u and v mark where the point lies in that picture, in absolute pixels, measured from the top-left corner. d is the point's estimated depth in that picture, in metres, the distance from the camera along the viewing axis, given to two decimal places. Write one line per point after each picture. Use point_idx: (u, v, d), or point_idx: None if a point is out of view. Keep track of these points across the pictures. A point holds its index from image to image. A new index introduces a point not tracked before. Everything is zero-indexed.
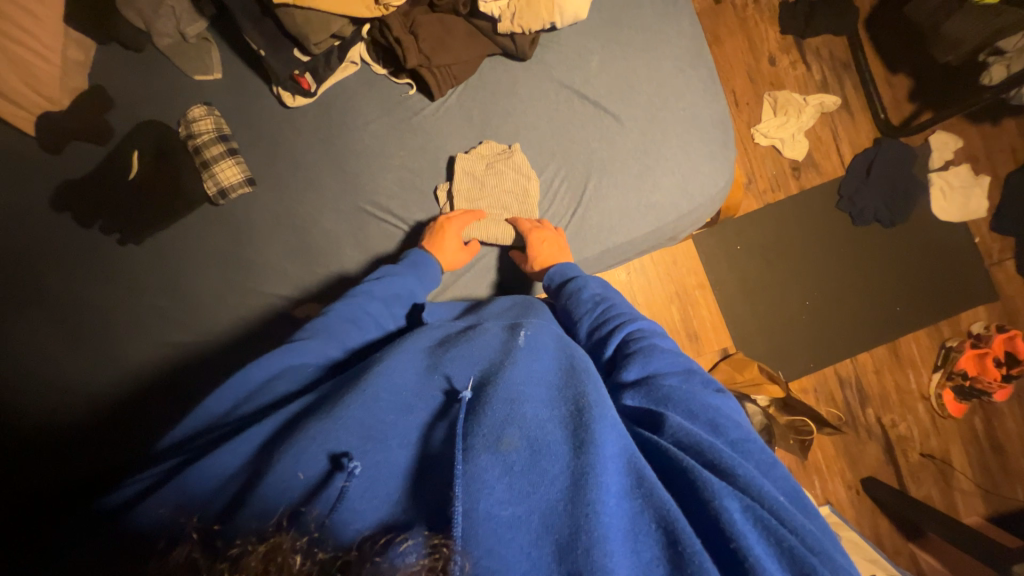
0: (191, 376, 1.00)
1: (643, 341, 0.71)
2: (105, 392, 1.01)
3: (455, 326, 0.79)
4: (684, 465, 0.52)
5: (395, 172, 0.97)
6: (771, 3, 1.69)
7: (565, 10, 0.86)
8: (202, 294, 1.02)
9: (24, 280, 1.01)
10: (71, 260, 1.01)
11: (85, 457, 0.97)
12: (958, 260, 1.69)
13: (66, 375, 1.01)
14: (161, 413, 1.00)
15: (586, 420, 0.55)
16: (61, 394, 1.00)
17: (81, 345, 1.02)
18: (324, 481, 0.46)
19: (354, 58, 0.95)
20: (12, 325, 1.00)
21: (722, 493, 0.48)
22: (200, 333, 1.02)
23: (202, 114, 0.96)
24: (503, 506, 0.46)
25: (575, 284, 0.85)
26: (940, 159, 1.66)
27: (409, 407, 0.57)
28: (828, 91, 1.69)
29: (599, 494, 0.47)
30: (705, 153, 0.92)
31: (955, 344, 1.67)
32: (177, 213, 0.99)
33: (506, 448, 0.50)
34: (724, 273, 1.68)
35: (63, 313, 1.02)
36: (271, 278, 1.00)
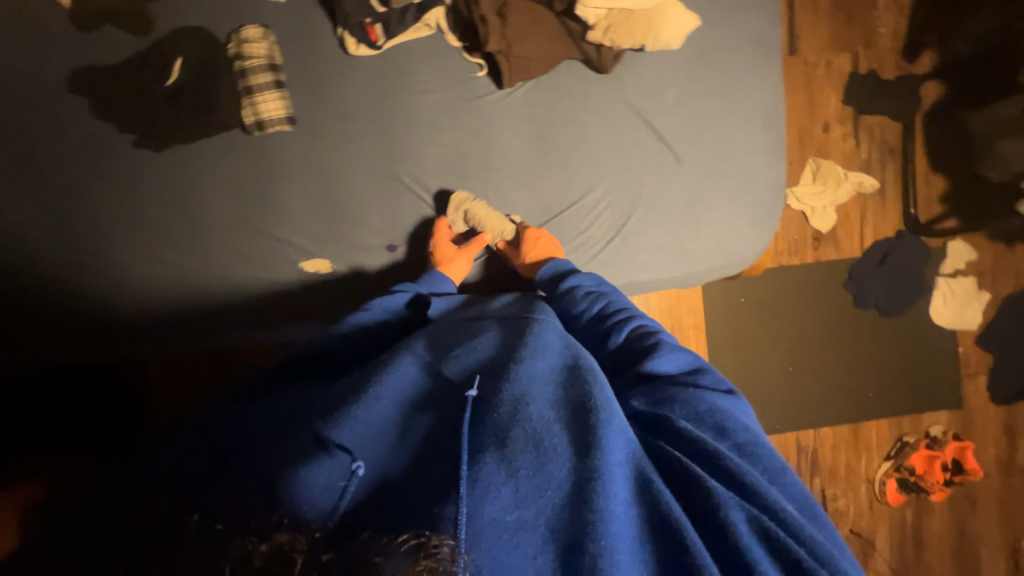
0: (186, 301, 0.98)
1: (649, 337, 0.73)
2: (96, 300, 0.98)
3: (467, 319, 0.79)
4: (692, 474, 0.54)
5: (442, 150, 0.93)
6: (841, 70, 1.67)
7: (660, 36, 0.82)
8: (214, 221, 0.97)
9: (31, 160, 0.95)
10: (82, 153, 0.95)
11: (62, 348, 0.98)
12: (938, 364, 1.75)
13: (50, 267, 0.96)
14: (151, 332, 0.99)
15: (592, 423, 0.54)
16: (43, 285, 0.96)
17: (71, 241, 0.96)
18: (327, 478, 0.50)
19: (429, 22, 0.90)
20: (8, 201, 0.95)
21: (728, 504, 0.51)
22: (201, 260, 0.98)
23: (256, 37, 0.90)
24: (509, 510, 0.47)
25: (569, 281, 0.84)
26: (951, 265, 1.70)
27: (407, 406, 0.60)
28: (869, 172, 1.70)
29: (605, 501, 0.48)
30: (752, 215, 0.91)
31: (911, 440, 1.75)
32: (205, 131, 0.93)
33: (511, 450, 0.51)
34: (721, 321, 1.71)
35: (59, 203, 0.96)
36: (289, 223, 0.97)
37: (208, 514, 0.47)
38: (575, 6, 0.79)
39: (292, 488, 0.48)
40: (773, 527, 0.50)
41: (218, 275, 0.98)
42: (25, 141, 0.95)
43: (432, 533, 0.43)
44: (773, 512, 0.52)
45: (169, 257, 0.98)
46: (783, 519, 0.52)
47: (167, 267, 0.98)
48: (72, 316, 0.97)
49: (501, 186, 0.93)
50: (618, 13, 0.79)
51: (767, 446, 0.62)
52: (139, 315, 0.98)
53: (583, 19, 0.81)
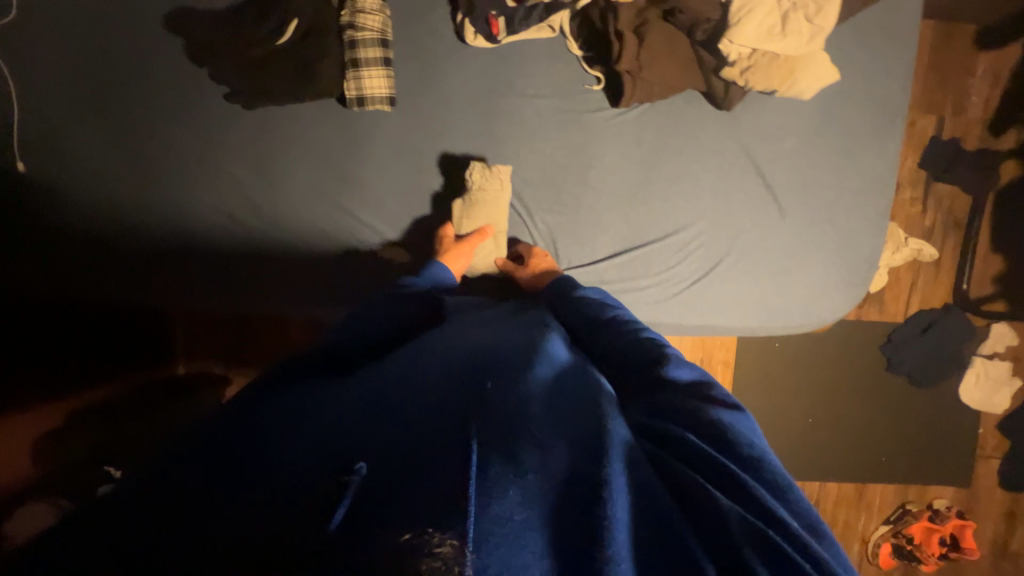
0: (254, 265, 0.94)
1: (657, 349, 0.67)
2: (167, 244, 0.94)
3: (469, 326, 0.73)
4: (700, 488, 0.46)
5: (541, 160, 0.90)
6: (924, 132, 1.63)
7: (797, 84, 0.78)
8: (293, 188, 0.93)
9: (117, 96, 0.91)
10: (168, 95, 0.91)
11: (122, 284, 0.94)
12: (955, 440, 1.76)
13: (125, 202, 0.93)
14: (213, 288, 0.94)
15: (597, 433, 0.48)
16: (116, 219, 0.93)
17: (150, 179, 0.93)
18: (312, 468, 0.41)
19: (554, 24, 0.85)
20: (85, 132, 0.91)
21: (733, 521, 0.43)
22: (275, 225, 0.94)
23: (372, 7, 0.84)
24: (517, 509, 0.40)
25: (578, 290, 0.82)
26: (989, 347, 1.70)
27: (392, 388, 0.54)
28: (930, 240, 1.67)
29: (612, 509, 0.41)
30: (843, 281, 0.89)
31: (914, 509, 1.77)
32: (297, 95, 0.88)
33: (519, 453, 0.44)
34: (752, 363, 1.70)
35: (136, 142, 0.92)
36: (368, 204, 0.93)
37: (190, 506, 0.39)
38: (718, 39, 0.75)
39: (289, 479, 0.41)
40: (792, 553, 0.42)
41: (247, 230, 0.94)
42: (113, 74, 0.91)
43: (436, 527, 0.35)
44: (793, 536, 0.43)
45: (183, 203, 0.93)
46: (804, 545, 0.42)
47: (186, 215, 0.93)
48: (80, 255, 0.93)
49: (595, 208, 0.91)
50: (762, 55, 0.75)
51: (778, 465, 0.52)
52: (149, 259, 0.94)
53: (723, 54, 0.77)
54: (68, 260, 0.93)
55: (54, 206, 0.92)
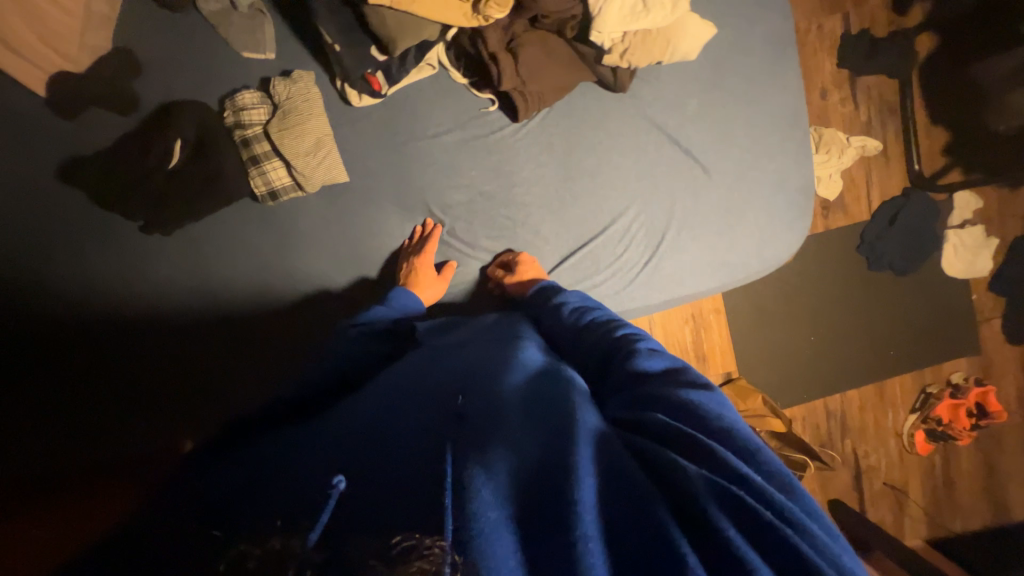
0: (234, 388, 0.90)
1: (635, 342, 0.63)
2: (153, 394, 0.90)
3: (439, 344, 0.70)
4: (665, 460, 0.43)
5: (464, 192, 0.90)
6: (833, 32, 1.63)
7: (678, 49, 0.80)
8: (258, 308, 0.91)
9: (29, 265, 0.87)
10: (82, 247, 0.88)
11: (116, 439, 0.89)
12: (953, 314, 1.78)
13: (105, 375, 0.89)
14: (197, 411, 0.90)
15: (562, 417, 0.47)
16: (98, 389, 0.89)
17: (122, 347, 0.90)
18: (314, 494, 0.44)
19: (432, 61, 0.85)
20: (10, 314, 0.87)
21: (707, 494, 0.39)
22: (249, 342, 0.90)
23: (254, 102, 0.85)
24: (489, 507, 0.39)
25: (557, 298, 0.78)
26: (958, 216, 1.72)
27: (363, 424, 0.52)
28: (870, 133, 1.69)
29: (580, 491, 0.39)
30: (785, 218, 0.90)
31: (935, 391, 1.80)
32: (211, 206, 0.87)
33: (491, 453, 0.43)
34: (741, 302, 1.72)
35: (66, 306, 0.88)
36: (319, 298, 0.91)
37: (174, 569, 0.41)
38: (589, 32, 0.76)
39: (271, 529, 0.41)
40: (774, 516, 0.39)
41: (191, 320, 0.90)
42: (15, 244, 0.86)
43: (424, 532, 0.38)
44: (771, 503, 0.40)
45: (113, 309, 0.89)
46: (791, 517, 0.39)
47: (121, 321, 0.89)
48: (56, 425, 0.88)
49: (528, 222, 0.90)
50: (634, 34, 0.77)
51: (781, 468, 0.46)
52: (93, 371, 0.89)
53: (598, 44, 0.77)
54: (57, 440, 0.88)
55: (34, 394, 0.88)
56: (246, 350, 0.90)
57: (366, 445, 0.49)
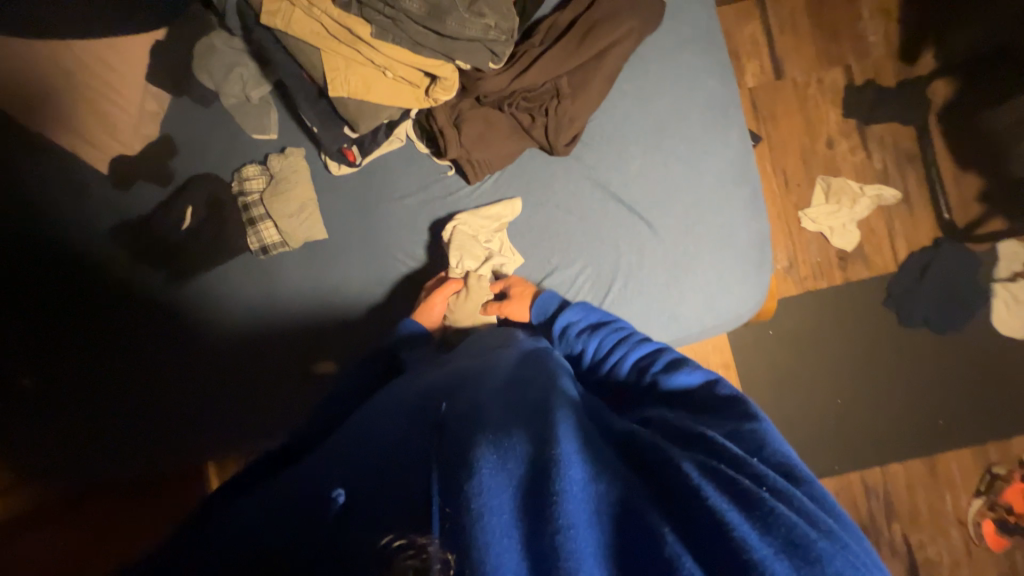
0: (251, 423, 1.02)
1: (648, 369, 0.74)
2: (186, 413, 1.04)
3: (430, 365, 0.77)
4: (658, 459, 0.50)
5: (423, 246, 1.00)
6: (835, 85, 1.62)
7: (579, 121, 0.89)
8: (269, 349, 1.03)
9: (90, 301, 1.07)
10: (116, 305, 1.07)
11: (154, 449, 1.04)
12: (1014, 379, 1.55)
13: (146, 388, 1.05)
14: (223, 437, 1.03)
15: (539, 421, 0.54)
16: (145, 399, 1.05)
17: (160, 366, 1.05)
18: (311, 508, 0.49)
19: (400, 135, 0.98)
20: (67, 343, 1.07)
21: (701, 480, 0.46)
22: (264, 380, 1.02)
23: (255, 173, 1.02)
24: (491, 491, 0.45)
25: (560, 322, 0.84)
26: (1007, 269, 1.54)
27: (361, 442, 0.58)
28: (888, 182, 1.60)
29: (561, 484, 0.45)
30: (738, 273, 0.90)
31: (1002, 472, 1.53)
32: (217, 258, 1.03)
33: (500, 445, 0.50)
34: (751, 359, 1.62)
35: (113, 336, 1.06)
36: (308, 349, 1.02)
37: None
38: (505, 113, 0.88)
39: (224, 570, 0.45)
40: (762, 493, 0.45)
41: (206, 370, 1.04)
42: (73, 290, 1.08)
43: (420, 534, 0.43)
44: (759, 480, 0.49)
45: (161, 346, 1.05)
46: (784, 496, 0.47)
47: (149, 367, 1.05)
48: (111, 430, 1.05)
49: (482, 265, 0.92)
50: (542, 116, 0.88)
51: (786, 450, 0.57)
52: (142, 400, 1.05)
53: (519, 121, 0.89)
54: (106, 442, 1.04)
55: (94, 397, 1.05)
56: (263, 390, 1.02)
57: (360, 451, 0.56)
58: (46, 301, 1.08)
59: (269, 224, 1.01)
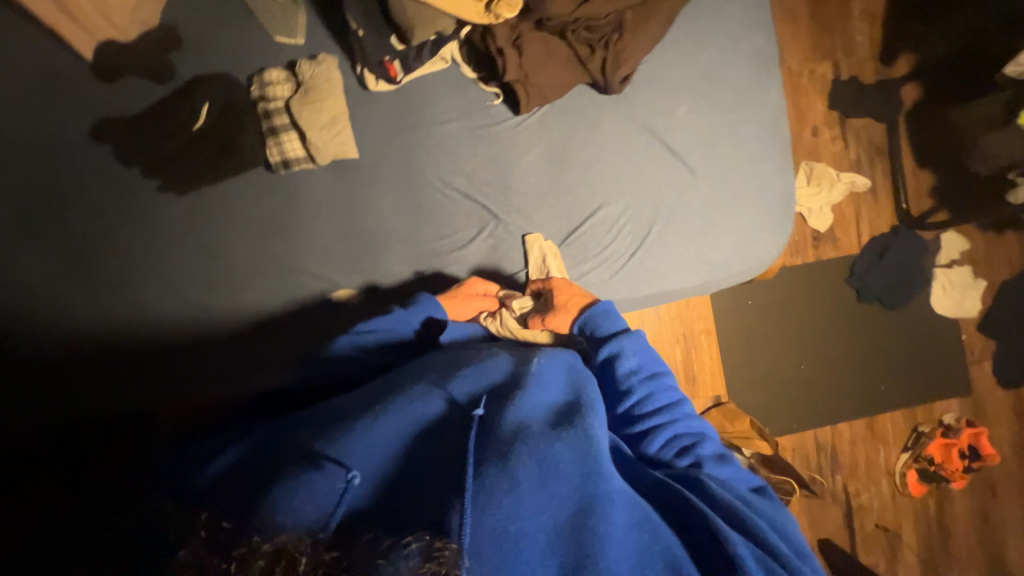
0: (243, 356, 0.96)
1: (690, 435, 0.74)
2: (152, 353, 0.95)
3: (465, 346, 0.77)
4: (694, 512, 0.59)
5: (462, 176, 0.96)
6: (824, 77, 1.75)
7: (635, 59, 0.90)
8: (280, 278, 0.97)
9: (62, 211, 0.94)
10: (79, 225, 0.94)
11: (107, 396, 0.93)
12: (941, 352, 1.80)
13: (107, 323, 0.94)
14: (202, 374, 0.95)
15: (582, 450, 0.57)
16: (102, 339, 0.94)
17: (120, 298, 0.95)
18: (326, 484, 0.49)
19: (445, 55, 0.93)
20: (20, 261, 0.93)
21: (738, 548, 0.56)
22: (266, 309, 0.97)
23: (279, 79, 0.92)
24: (527, 518, 0.50)
25: (609, 352, 0.79)
26: (946, 256, 1.77)
27: (418, 433, 0.58)
28: (860, 172, 1.76)
29: (597, 528, 0.52)
30: (767, 223, 0.95)
31: (926, 429, 1.78)
32: (228, 170, 0.94)
33: (545, 469, 0.53)
34: (732, 326, 1.74)
35: (80, 259, 0.94)
36: (323, 277, 0.97)
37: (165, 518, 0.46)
38: (566, 40, 0.87)
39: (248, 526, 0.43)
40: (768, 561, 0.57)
41: (191, 313, 0.96)
42: (30, 206, 0.93)
43: (434, 537, 0.43)
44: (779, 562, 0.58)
45: (122, 284, 0.95)
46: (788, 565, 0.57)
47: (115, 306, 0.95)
48: (53, 375, 0.92)
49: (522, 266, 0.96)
50: (602, 50, 0.88)
51: (794, 536, 0.67)
52: (94, 344, 0.94)
53: (579, 52, 0.88)
54: (49, 387, 0.92)
55: (35, 335, 0.93)
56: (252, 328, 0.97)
57: (401, 429, 0.58)
58: (1, 214, 0.93)
59: (292, 135, 0.92)
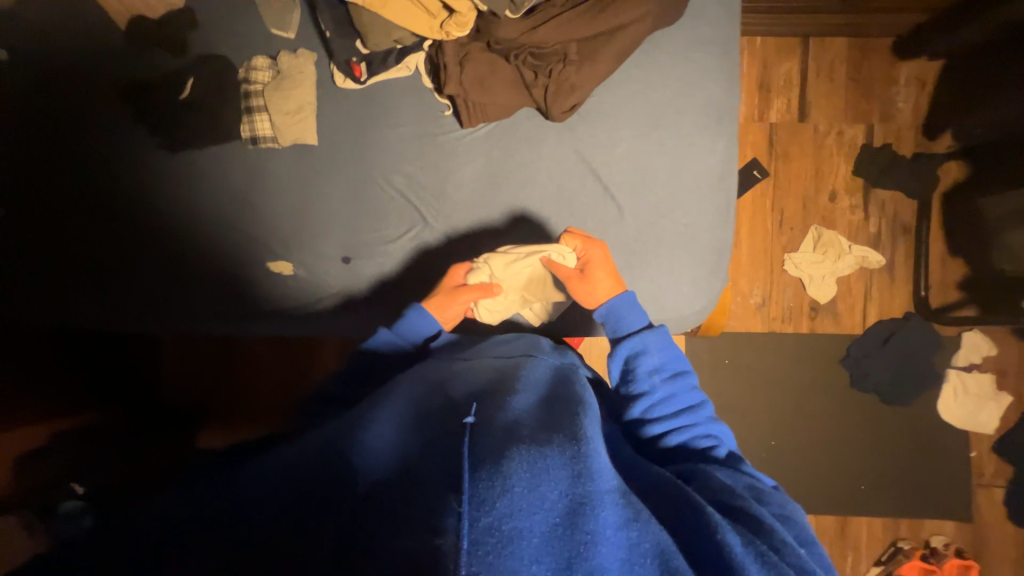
0: (200, 308, 1.08)
1: (706, 438, 0.77)
2: (124, 288, 1.09)
3: (456, 357, 0.80)
4: (706, 520, 0.57)
5: (403, 177, 1.01)
6: (854, 141, 1.63)
7: (581, 90, 0.90)
8: (235, 244, 1.07)
9: (76, 153, 1.10)
10: (86, 168, 1.10)
11: (92, 319, 1.10)
12: (944, 465, 1.59)
13: (92, 255, 1.10)
14: (167, 316, 1.09)
15: (572, 451, 0.55)
16: (87, 267, 1.10)
17: (104, 234, 1.09)
18: (338, 493, 0.51)
19: (409, 64, 0.99)
20: (36, 188, 1.10)
21: (742, 558, 0.53)
22: (222, 270, 1.07)
23: (263, 65, 1.04)
24: (522, 510, 0.46)
25: (631, 351, 0.81)
26: (965, 358, 1.57)
27: (416, 431, 0.59)
28: (877, 247, 1.62)
29: (594, 524, 0.48)
30: (691, 275, 0.92)
31: (907, 547, 1.56)
32: (209, 140, 1.06)
33: (534, 462, 0.51)
34: (702, 382, 1.64)
35: (80, 196, 1.10)
36: (268, 249, 1.06)
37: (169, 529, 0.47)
38: (509, 62, 0.90)
39: (236, 527, 0.47)
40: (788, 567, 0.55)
41: (167, 262, 1.09)
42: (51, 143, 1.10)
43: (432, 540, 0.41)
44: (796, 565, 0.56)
45: (110, 225, 1.09)
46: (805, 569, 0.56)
47: (105, 243, 1.09)
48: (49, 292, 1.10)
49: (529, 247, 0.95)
50: (546, 78, 0.89)
51: (804, 524, 0.68)
52: (82, 273, 1.10)
53: (524, 76, 0.90)
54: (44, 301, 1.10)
55: (38, 252, 1.10)
56: (212, 285, 1.08)
57: (402, 436, 0.59)
58: (29, 145, 1.10)
59: (263, 116, 1.03)
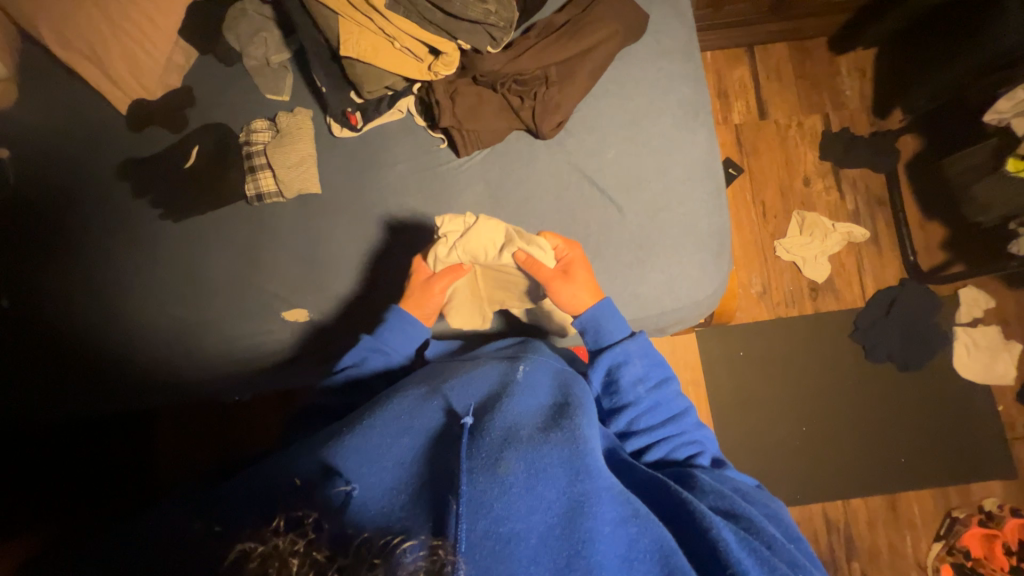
0: (218, 368, 1.08)
1: (689, 442, 0.79)
2: (139, 361, 1.08)
3: (454, 361, 0.80)
4: (695, 511, 0.60)
5: (407, 211, 1.05)
6: (814, 129, 1.75)
7: (564, 106, 0.98)
8: (247, 299, 1.08)
9: (79, 234, 1.11)
10: (90, 247, 1.11)
11: (105, 400, 1.08)
12: (975, 423, 1.58)
13: (102, 331, 1.08)
14: (185, 383, 1.08)
15: (568, 451, 0.57)
16: (97, 345, 1.08)
17: (114, 309, 1.09)
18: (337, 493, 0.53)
19: (401, 108, 1.06)
20: (40, 273, 1.10)
21: (735, 552, 0.56)
22: (236, 327, 1.07)
23: (262, 127, 1.10)
24: (517, 517, 0.50)
25: (611, 360, 0.81)
26: (968, 314, 1.61)
27: (417, 438, 0.60)
28: (858, 222, 1.69)
29: (588, 524, 0.51)
30: (698, 260, 0.96)
31: (962, 515, 1.52)
32: (214, 203, 1.09)
33: (527, 468, 0.54)
34: (721, 378, 1.64)
35: (86, 275, 1.10)
36: (281, 299, 1.07)
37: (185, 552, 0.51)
38: (496, 92, 0.98)
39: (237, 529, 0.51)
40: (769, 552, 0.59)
41: (178, 328, 1.08)
42: (54, 229, 1.12)
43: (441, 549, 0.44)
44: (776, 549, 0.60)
45: (119, 299, 1.10)
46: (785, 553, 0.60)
47: (113, 319, 1.09)
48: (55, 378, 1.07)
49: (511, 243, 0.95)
50: (531, 100, 0.97)
51: (787, 521, 0.71)
52: (91, 353, 1.08)
53: (512, 103, 0.98)
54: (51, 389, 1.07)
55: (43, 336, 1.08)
56: (228, 345, 1.08)
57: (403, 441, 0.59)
58: (31, 233, 1.11)
59: (265, 172, 1.07)
